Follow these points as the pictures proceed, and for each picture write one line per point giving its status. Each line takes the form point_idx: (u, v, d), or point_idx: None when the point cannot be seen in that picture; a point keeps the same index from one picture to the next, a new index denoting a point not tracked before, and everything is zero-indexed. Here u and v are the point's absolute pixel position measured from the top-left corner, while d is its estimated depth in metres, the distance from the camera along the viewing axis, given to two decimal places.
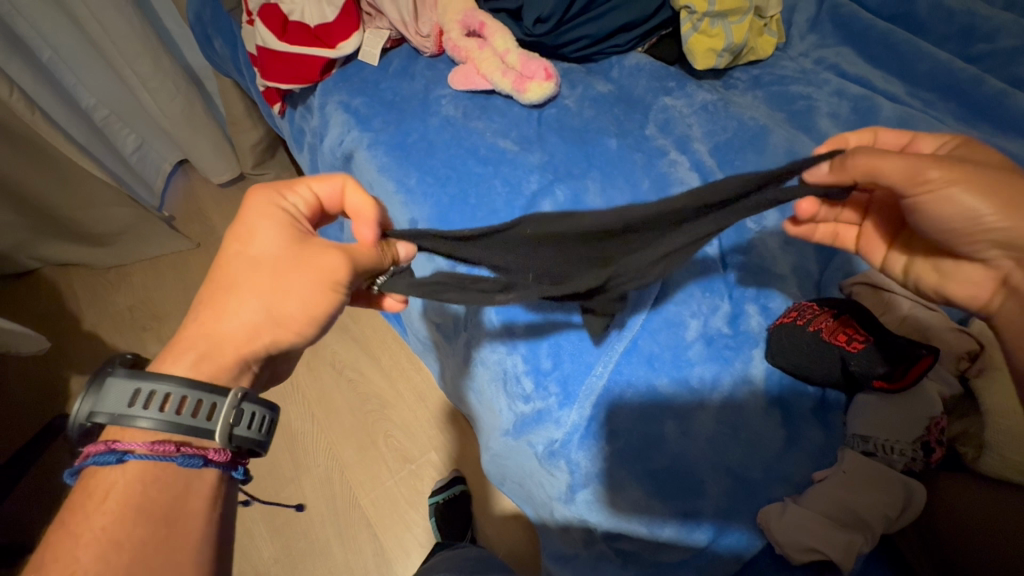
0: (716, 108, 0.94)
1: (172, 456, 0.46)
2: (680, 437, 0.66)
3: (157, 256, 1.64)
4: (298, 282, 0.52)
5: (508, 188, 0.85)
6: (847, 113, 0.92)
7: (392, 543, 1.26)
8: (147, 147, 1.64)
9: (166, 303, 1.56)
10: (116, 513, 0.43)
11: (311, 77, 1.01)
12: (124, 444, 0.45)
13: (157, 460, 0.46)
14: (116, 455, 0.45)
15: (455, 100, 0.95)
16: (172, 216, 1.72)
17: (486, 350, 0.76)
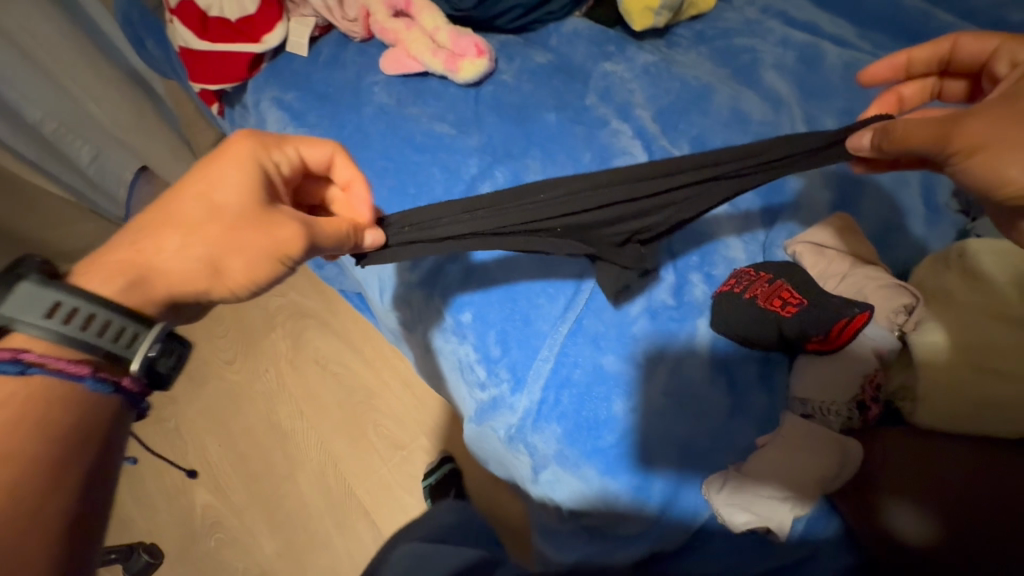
0: (658, 70, 0.91)
1: (86, 384, 0.43)
2: (629, 414, 0.65)
3: None
4: (243, 236, 0.49)
5: (447, 175, 0.82)
6: (793, 62, 0.89)
7: (390, 525, 1.30)
8: (104, 157, 1.45)
9: None
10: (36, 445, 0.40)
11: (239, 75, 0.98)
12: (32, 355, 0.41)
13: (62, 378, 0.42)
14: (19, 365, 0.40)
15: (388, 86, 0.91)
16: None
17: (439, 341, 0.77)
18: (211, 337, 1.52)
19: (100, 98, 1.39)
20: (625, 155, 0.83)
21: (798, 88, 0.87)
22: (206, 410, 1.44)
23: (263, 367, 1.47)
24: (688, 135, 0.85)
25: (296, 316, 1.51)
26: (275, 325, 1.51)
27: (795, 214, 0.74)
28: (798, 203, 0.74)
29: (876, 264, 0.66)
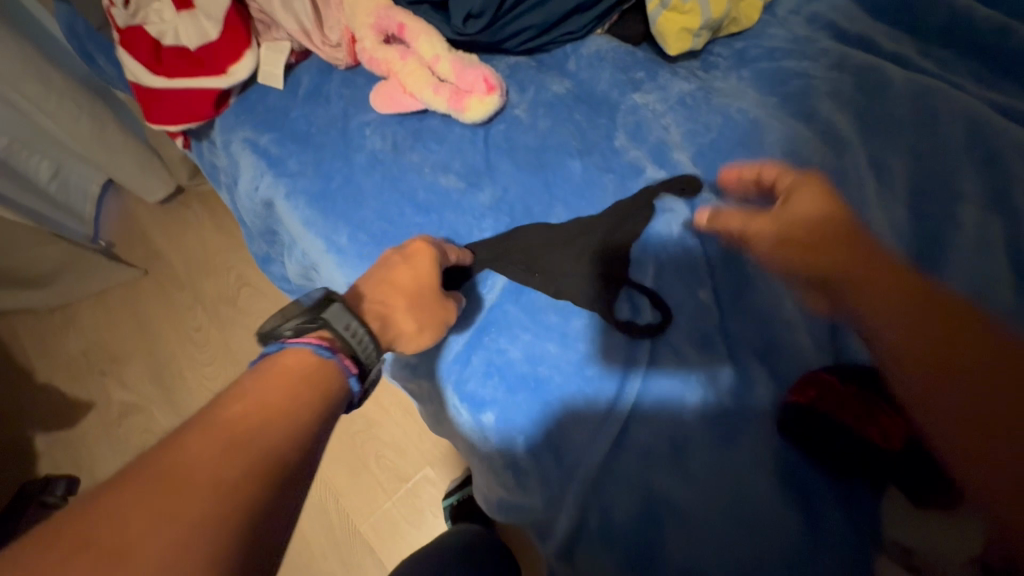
0: (696, 100, 0.78)
1: (349, 381, 0.53)
2: (685, 543, 0.56)
3: (101, 291, 1.50)
4: (433, 311, 0.62)
5: (456, 241, 0.72)
6: (851, 91, 0.76)
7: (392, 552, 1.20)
8: (66, 171, 1.37)
9: (122, 342, 1.44)
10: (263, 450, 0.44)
11: (206, 113, 0.84)
12: (340, 350, 0.53)
13: (341, 373, 0.53)
14: (331, 352, 0.52)
15: (381, 127, 0.78)
16: (111, 244, 1.54)
17: (460, 435, 0.69)
18: (198, 366, 1.40)
19: (54, 113, 1.24)
20: (664, 212, 0.71)
21: (859, 122, 0.75)
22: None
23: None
24: (735, 182, 0.72)
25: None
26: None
27: None
28: None
29: None
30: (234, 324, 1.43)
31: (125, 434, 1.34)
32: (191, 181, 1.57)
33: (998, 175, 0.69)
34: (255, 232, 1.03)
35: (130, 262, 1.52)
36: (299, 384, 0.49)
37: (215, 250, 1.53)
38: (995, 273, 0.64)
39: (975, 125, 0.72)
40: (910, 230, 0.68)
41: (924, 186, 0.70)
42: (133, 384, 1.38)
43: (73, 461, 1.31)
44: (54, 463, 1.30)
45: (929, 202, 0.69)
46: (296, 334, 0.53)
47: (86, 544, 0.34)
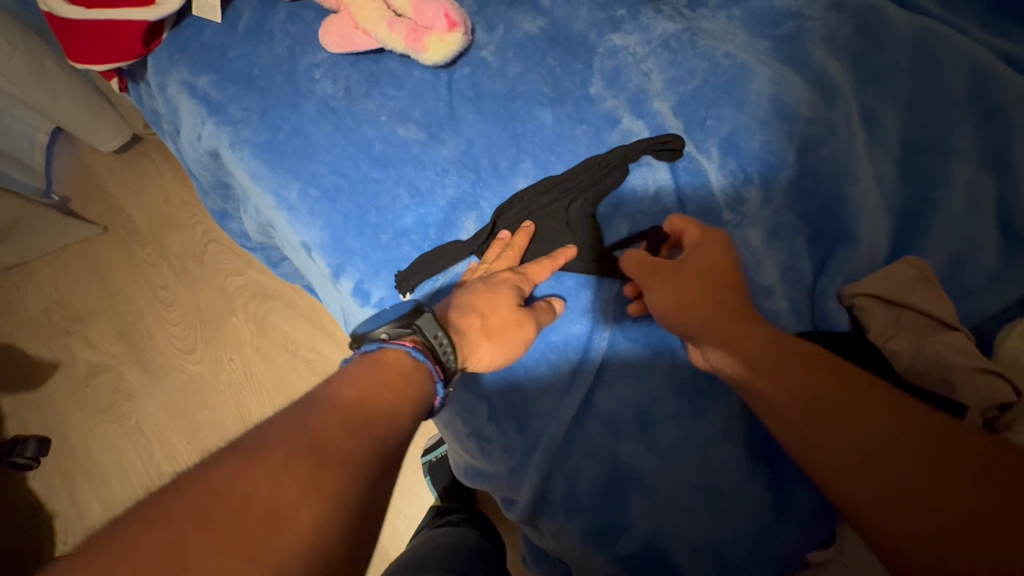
0: (681, 43, 0.70)
1: (435, 387, 0.48)
2: (650, 513, 0.55)
3: (60, 247, 1.41)
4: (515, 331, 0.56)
5: (416, 197, 0.66)
6: (848, 36, 0.70)
7: None
8: (6, 117, 1.25)
9: (86, 301, 1.37)
10: (344, 432, 0.39)
11: (135, 51, 0.75)
12: (432, 360, 0.48)
13: (427, 379, 0.47)
14: (425, 359, 0.48)
15: (332, 68, 0.71)
16: (66, 198, 1.44)
17: None
18: (166, 326, 1.33)
19: None
20: (640, 166, 0.66)
21: (854, 70, 0.69)
22: (168, 405, 1.26)
23: (227, 357, 1.29)
24: (717, 134, 0.67)
25: (260, 298, 1.33)
26: (237, 309, 1.32)
27: (852, 251, 0.60)
28: (855, 235, 0.61)
29: (957, 329, 0.52)
30: (201, 281, 1.36)
31: (94, 395, 1.28)
32: (146, 130, 1.48)
33: (995, 130, 0.65)
34: (207, 187, 0.95)
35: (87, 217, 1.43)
36: (393, 382, 0.45)
37: (177, 204, 1.44)
38: (978, 235, 0.62)
39: (974, 74, 0.67)
40: (899, 188, 0.65)
41: (919, 140, 0.66)
42: (100, 343, 1.32)
43: (40, 424, 1.26)
44: (21, 425, 1.26)
45: (922, 157, 0.65)
46: (393, 337, 0.48)
47: (241, 513, 0.32)
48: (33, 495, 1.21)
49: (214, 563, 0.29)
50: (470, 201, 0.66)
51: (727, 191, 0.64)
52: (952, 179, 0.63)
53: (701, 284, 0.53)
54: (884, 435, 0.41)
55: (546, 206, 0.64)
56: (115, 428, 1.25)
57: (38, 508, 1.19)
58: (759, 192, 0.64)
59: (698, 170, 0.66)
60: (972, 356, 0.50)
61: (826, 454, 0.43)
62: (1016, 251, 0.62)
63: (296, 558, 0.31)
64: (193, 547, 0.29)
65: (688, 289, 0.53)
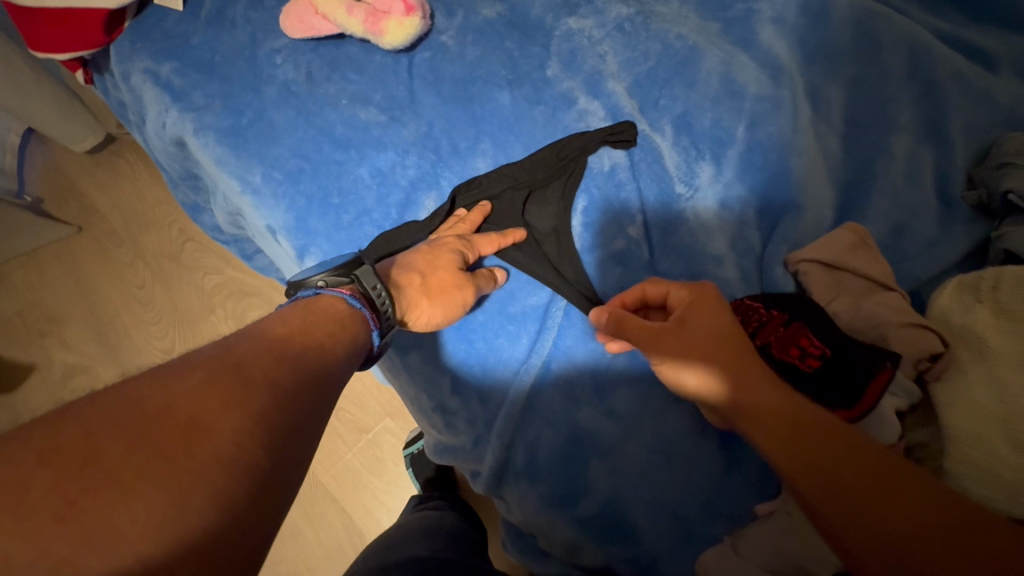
0: (635, 26, 0.73)
1: (371, 335, 0.51)
2: (609, 476, 0.57)
3: (32, 249, 1.40)
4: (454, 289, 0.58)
5: (377, 178, 0.67)
6: (795, 16, 0.72)
7: (357, 509, 1.15)
8: None
9: (60, 303, 1.36)
10: (270, 361, 0.41)
11: (98, 39, 0.75)
12: (366, 307, 0.51)
13: (361, 326, 0.50)
14: (360, 306, 0.51)
15: (294, 54, 0.72)
16: (39, 199, 1.43)
17: (393, 378, 0.68)
18: (143, 325, 1.33)
19: None
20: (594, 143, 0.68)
21: (800, 49, 0.71)
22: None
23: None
24: (670, 113, 0.69)
25: (238, 294, 1.33)
26: (215, 306, 1.32)
27: (798, 221, 0.63)
28: (801, 206, 0.63)
29: (893, 290, 0.55)
30: (177, 279, 1.35)
31: (70, 396, 1.27)
32: (119, 129, 1.48)
33: (934, 105, 0.68)
34: (177, 179, 0.96)
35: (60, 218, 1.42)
36: (328, 324, 0.48)
37: (153, 203, 1.43)
38: (918, 204, 0.65)
39: (913, 51, 0.70)
40: (844, 161, 0.67)
41: (862, 115, 0.69)
42: (76, 344, 1.32)
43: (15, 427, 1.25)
44: None
45: (866, 131, 0.68)
46: (333, 286, 0.52)
47: (156, 420, 0.33)
48: None
49: (122, 458, 0.31)
50: (430, 181, 0.67)
51: (679, 165, 0.67)
52: (893, 152, 0.66)
53: (695, 342, 0.51)
54: (882, 489, 0.41)
55: (501, 193, 0.67)
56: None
57: None
58: (711, 167, 0.66)
59: (652, 147, 0.68)
60: (905, 313, 0.53)
61: (817, 492, 0.42)
62: (954, 219, 0.65)
63: (211, 462, 0.33)
64: (108, 443, 0.31)
65: (694, 350, 0.51)
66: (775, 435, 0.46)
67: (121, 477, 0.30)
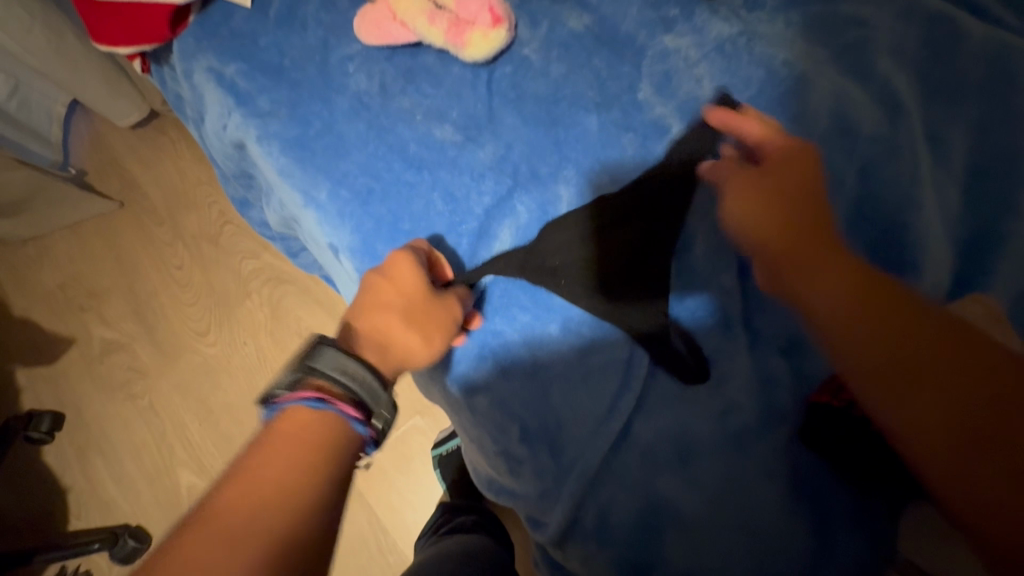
0: (736, 48, 0.66)
1: (354, 426, 0.47)
2: (686, 548, 0.53)
3: (74, 223, 1.39)
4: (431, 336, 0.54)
5: (450, 204, 0.62)
6: (915, 46, 0.66)
7: (384, 509, 1.14)
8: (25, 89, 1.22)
9: (100, 278, 1.36)
10: (261, 513, 0.39)
11: (161, 34, 0.72)
12: (337, 403, 0.46)
13: (343, 419, 0.46)
14: (323, 402, 0.46)
15: (367, 62, 0.67)
16: (82, 171, 1.42)
17: (451, 413, 0.64)
18: (181, 307, 1.32)
19: (0, 22, 1.05)
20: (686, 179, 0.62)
21: (920, 85, 0.65)
22: (180, 386, 1.26)
23: (240, 341, 1.27)
24: None
25: (275, 283, 1.31)
26: (251, 292, 1.30)
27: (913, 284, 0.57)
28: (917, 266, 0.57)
29: None
30: (215, 263, 1.34)
31: (107, 374, 1.28)
32: (163, 106, 1.45)
33: None
34: (229, 175, 0.93)
35: (103, 193, 1.41)
36: (300, 439, 0.44)
37: (194, 183, 1.41)
38: None
39: None
40: (963, 216, 0.61)
41: (989, 165, 0.62)
42: (115, 321, 1.32)
43: (54, 399, 1.27)
44: (36, 400, 1.26)
45: (990, 184, 0.61)
46: (291, 387, 0.47)
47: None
48: (47, 469, 1.21)
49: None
50: (506, 210, 0.62)
51: None
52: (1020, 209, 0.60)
53: (776, 197, 0.56)
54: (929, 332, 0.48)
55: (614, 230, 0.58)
56: (128, 407, 1.25)
57: (51, 482, 1.20)
58: None
59: None
60: None
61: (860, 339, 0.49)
62: None
63: None
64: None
65: (770, 203, 0.57)
66: (833, 291, 0.52)
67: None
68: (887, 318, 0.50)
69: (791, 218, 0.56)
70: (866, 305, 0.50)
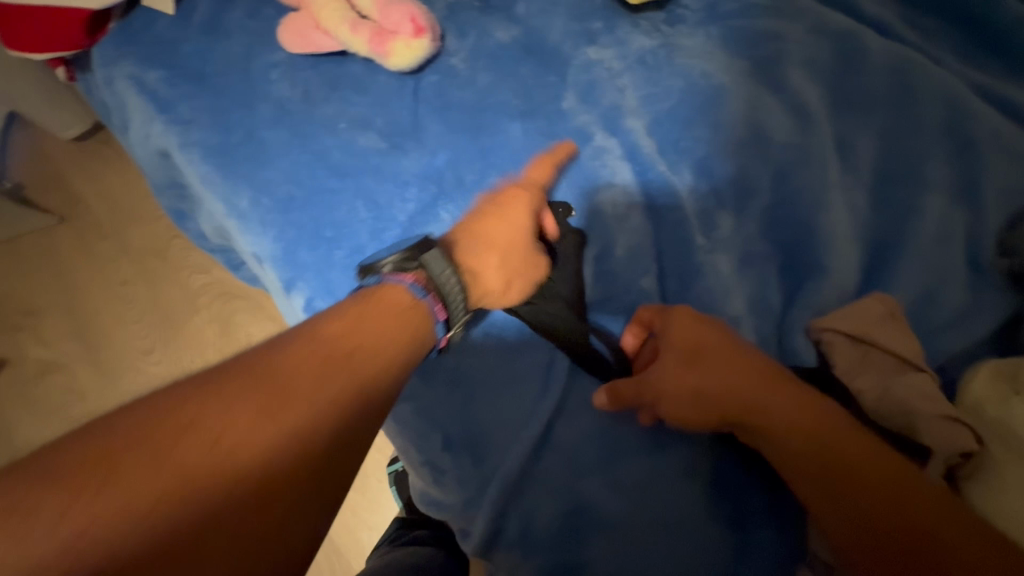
0: (657, 60, 0.68)
1: (435, 328, 0.51)
2: (608, 553, 0.52)
3: (7, 239, 1.33)
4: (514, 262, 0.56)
5: (374, 211, 0.62)
6: (826, 59, 0.69)
7: (337, 529, 1.10)
8: None
9: (35, 297, 1.29)
10: (314, 367, 0.42)
11: (78, 40, 0.70)
12: (432, 296, 0.50)
13: (428, 317, 0.50)
14: (422, 291, 0.50)
15: (291, 70, 0.67)
16: (18, 186, 1.36)
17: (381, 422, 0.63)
18: (122, 324, 1.27)
19: None
20: (605, 186, 0.64)
21: (829, 96, 0.68)
22: (120, 409, 1.20)
23: (185, 359, 1.23)
24: (692, 155, 0.65)
25: (223, 298, 1.27)
26: (199, 307, 1.26)
27: (823, 284, 0.59)
28: (827, 268, 0.59)
29: (923, 371, 0.51)
30: (160, 278, 1.29)
31: (40, 397, 1.21)
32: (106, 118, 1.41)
33: (970, 164, 0.65)
34: (162, 186, 0.90)
35: (41, 208, 1.35)
36: (386, 320, 0.48)
37: (138, 197, 1.37)
38: (947, 268, 0.61)
39: (950, 106, 0.66)
40: (872, 219, 0.64)
41: (893, 171, 0.65)
42: (50, 341, 1.25)
43: None
44: None
45: (896, 188, 0.64)
46: (397, 269, 0.51)
47: (183, 434, 0.37)
48: None
49: (124, 464, 0.35)
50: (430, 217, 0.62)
51: (698, 213, 0.62)
52: (924, 212, 0.63)
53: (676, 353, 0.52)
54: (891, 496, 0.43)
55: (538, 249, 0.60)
56: (62, 431, 1.18)
57: None
58: (733, 218, 0.62)
59: (672, 191, 0.63)
60: (937, 402, 0.49)
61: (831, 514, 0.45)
62: (983, 286, 0.62)
63: (203, 499, 0.36)
64: (124, 462, 0.35)
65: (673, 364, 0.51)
66: (791, 454, 0.47)
67: (130, 479, 0.34)
68: (861, 491, 0.44)
69: (741, 374, 0.50)
70: (829, 476, 0.45)
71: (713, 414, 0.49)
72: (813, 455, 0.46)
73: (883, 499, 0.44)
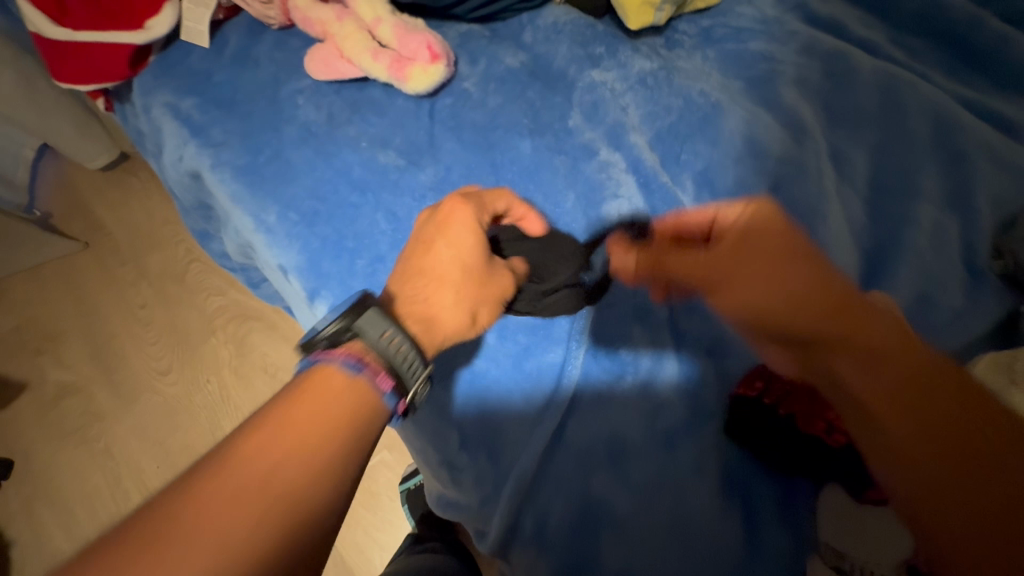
0: (658, 81, 0.73)
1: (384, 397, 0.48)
2: (620, 551, 0.53)
3: (34, 265, 1.38)
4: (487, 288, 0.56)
5: (393, 223, 0.65)
6: (817, 78, 0.73)
7: (348, 547, 1.10)
8: None
9: (59, 320, 1.34)
10: (288, 429, 0.44)
11: (120, 72, 0.76)
12: (369, 364, 0.48)
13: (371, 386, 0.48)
14: (357, 364, 0.48)
15: (316, 96, 0.72)
16: (47, 214, 1.42)
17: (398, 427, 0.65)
18: (142, 345, 1.30)
19: None
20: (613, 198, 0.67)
21: (821, 111, 0.72)
22: (137, 428, 1.22)
23: (202, 378, 1.26)
24: (693, 167, 0.68)
25: (240, 319, 1.31)
26: (215, 329, 1.30)
27: None
28: None
29: None
30: (180, 300, 1.34)
31: (60, 417, 1.24)
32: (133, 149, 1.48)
33: (960, 173, 0.68)
34: (189, 208, 0.95)
35: (68, 234, 1.41)
36: (334, 392, 0.46)
37: (161, 223, 1.43)
38: (942, 272, 0.64)
39: (937, 119, 0.70)
40: (867, 226, 0.66)
41: (886, 180, 0.68)
42: (72, 363, 1.29)
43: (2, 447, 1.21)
44: None
45: (889, 196, 0.67)
46: (331, 343, 0.49)
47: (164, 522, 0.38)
48: None
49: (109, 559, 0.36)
50: None
51: None
52: (917, 219, 0.66)
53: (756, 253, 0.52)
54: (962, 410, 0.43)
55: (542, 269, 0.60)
56: (80, 451, 1.20)
57: None
58: None
59: (675, 200, 0.66)
60: None
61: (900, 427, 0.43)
62: (979, 289, 0.64)
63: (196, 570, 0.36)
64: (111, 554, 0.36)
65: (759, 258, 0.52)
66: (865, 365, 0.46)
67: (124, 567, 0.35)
68: (931, 399, 0.44)
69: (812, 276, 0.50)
70: (897, 384, 0.44)
71: (796, 315, 0.48)
72: (897, 371, 0.45)
73: (942, 415, 0.43)
